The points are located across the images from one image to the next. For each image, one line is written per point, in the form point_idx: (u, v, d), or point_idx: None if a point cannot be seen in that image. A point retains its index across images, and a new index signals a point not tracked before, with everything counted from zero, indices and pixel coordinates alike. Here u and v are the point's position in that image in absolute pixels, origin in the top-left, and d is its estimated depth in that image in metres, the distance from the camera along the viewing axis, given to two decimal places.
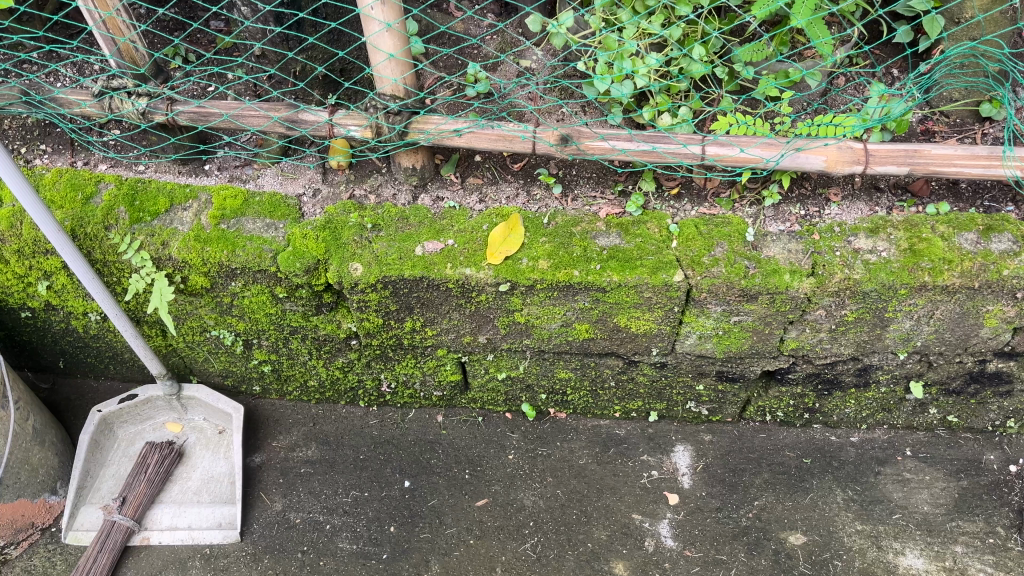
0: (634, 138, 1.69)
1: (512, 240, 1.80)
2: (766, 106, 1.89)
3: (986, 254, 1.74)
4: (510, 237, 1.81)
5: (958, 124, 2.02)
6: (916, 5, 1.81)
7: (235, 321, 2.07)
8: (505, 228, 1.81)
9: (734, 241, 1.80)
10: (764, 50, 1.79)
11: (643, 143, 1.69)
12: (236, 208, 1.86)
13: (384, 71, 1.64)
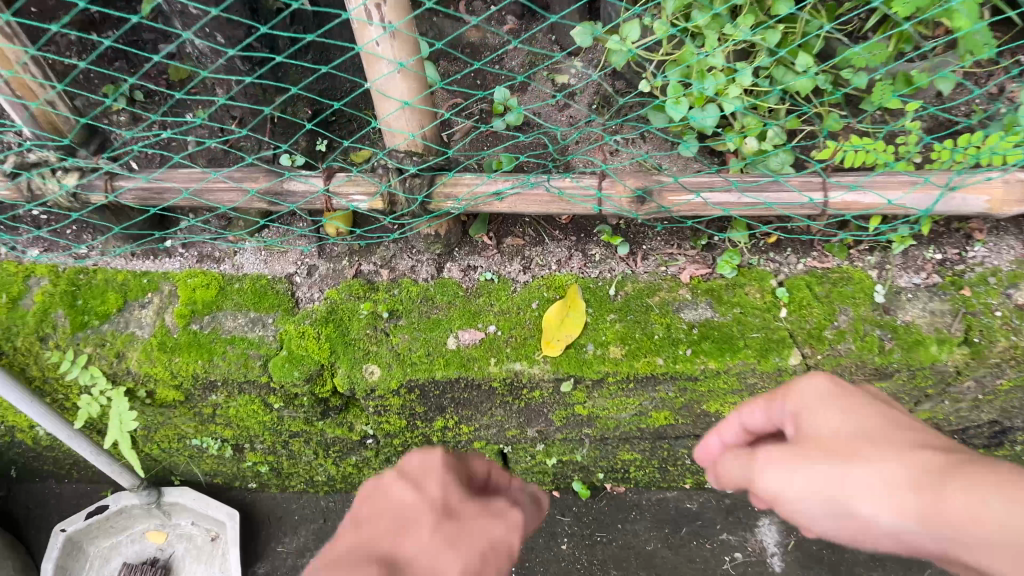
0: (737, 189, 1.27)
1: (573, 321, 1.39)
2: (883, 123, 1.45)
3: None
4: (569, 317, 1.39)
5: None
6: None
7: (219, 429, 1.64)
8: (562, 306, 1.40)
9: (860, 303, 1.40)
10: (884, 51, 1.37)
11: (749, 196, 1.28)
12: (209, 302, 1.43)
13: (396, 124, 1.22)
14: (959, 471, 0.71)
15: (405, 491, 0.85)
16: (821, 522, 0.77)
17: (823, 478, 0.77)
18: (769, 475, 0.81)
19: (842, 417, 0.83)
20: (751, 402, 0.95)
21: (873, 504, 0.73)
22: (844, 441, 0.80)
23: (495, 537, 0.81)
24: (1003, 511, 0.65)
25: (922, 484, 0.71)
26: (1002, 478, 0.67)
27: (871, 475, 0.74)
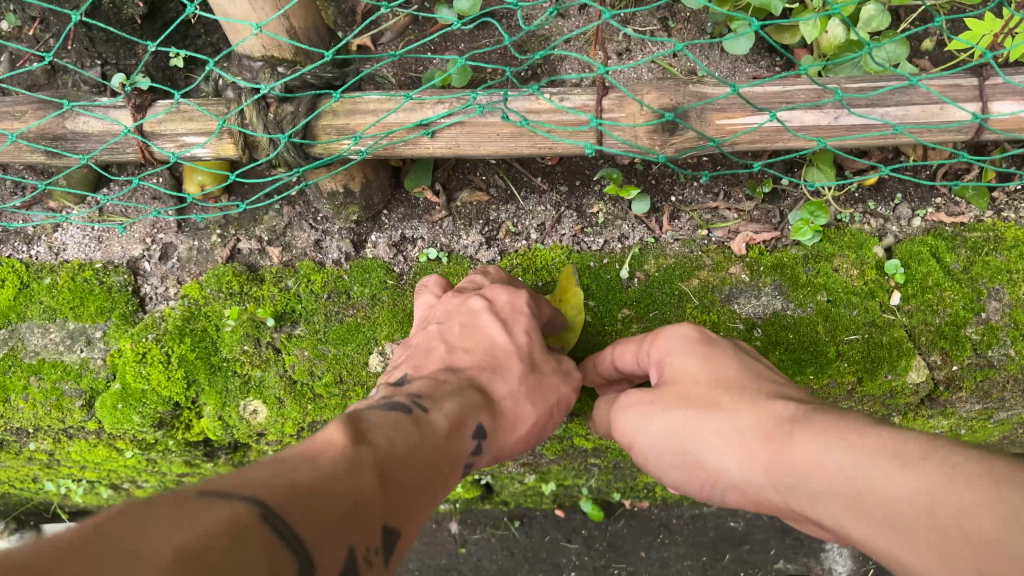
0: (834, 104, 0.74)
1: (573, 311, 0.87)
2: None
3: None
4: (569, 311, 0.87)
5: None
6: None
7: (74, 473, 1.16)
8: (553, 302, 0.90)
9: (1019, 281, 0.88)
10: None
11: (862, 114, 0.74)
12: (4, 310, 0.93)
13: (235, 9, 0.68)
14: (814, 418, 0.52)
15: (496, 331, 0.73)
16: (669, 475, 0.61)
17: (656, 423, 0.61)
18: (622, 409, 0.65)
19: (707, 362, 0.63)
20: (623, 343, 0.73)
21: (721, 455, 0.56)
22: (703, 384, 0.61)
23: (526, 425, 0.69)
24: (855, 467, 0.46)
25: (765, 440, 0.53)
26: (879, 448, 0.46)
27: (711, 430, 0.57)
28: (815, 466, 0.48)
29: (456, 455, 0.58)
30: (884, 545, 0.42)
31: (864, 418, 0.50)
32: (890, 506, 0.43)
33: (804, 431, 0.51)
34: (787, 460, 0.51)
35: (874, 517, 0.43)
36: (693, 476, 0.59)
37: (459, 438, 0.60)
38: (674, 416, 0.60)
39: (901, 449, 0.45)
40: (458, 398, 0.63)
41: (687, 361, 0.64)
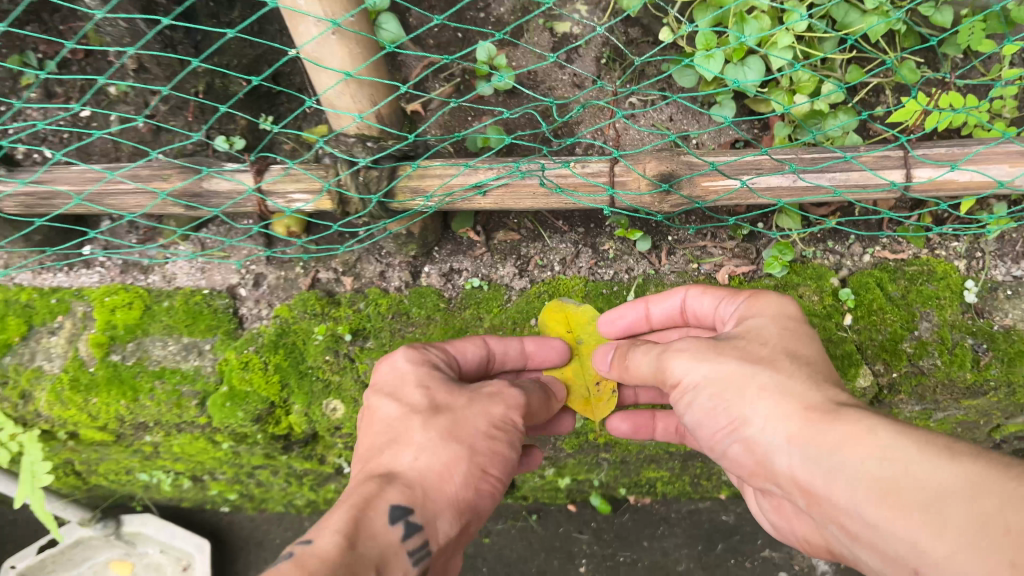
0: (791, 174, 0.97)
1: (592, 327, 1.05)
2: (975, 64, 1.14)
3: None
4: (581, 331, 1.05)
5: None
6: None
7: (168, 463, 1.39)
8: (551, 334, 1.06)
9: (946, 306, 1.10)
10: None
11: (810, 178, 0.97)
12: (131, 327, 1.15)
13: (338, 102, 0.92)
14: (850, 408, 0.72)
15: (388, 408, 0.84)
16: (707, 420, 0.81)
17: (716, 375, 0.79)
18: (676, 360, 0.83)
19: (776, 334, 0.82)
20: (653, 295, 0.99)
21: (764, 418, 0.75)
22: (764, 347, 0.80)
23: (515, 446, 0.83)
24: (898, 454, 0.65)
25: (811, 414, 0.73)
26: (919, 442, 0.65)
27: (761, 390, 0.76)
28: (851, 447, 0.67)
29: (431, 524, 0.74)
30: (914, 520, 0.62)
31: (892, 416, 0.70)
32: (917, 488, 0.62)
33: (844, 416, 0.70)
34: (826, 435, 0.70)
35: (900, 495, 0.63)
36: (726, 421, 0.79)
37: (434, 508, 0.75)
38: (730, 373, 0.79)
39: (925, 445, 0.65)
40: (427, 462, 0.77)
41: (733, 303, 0.90)
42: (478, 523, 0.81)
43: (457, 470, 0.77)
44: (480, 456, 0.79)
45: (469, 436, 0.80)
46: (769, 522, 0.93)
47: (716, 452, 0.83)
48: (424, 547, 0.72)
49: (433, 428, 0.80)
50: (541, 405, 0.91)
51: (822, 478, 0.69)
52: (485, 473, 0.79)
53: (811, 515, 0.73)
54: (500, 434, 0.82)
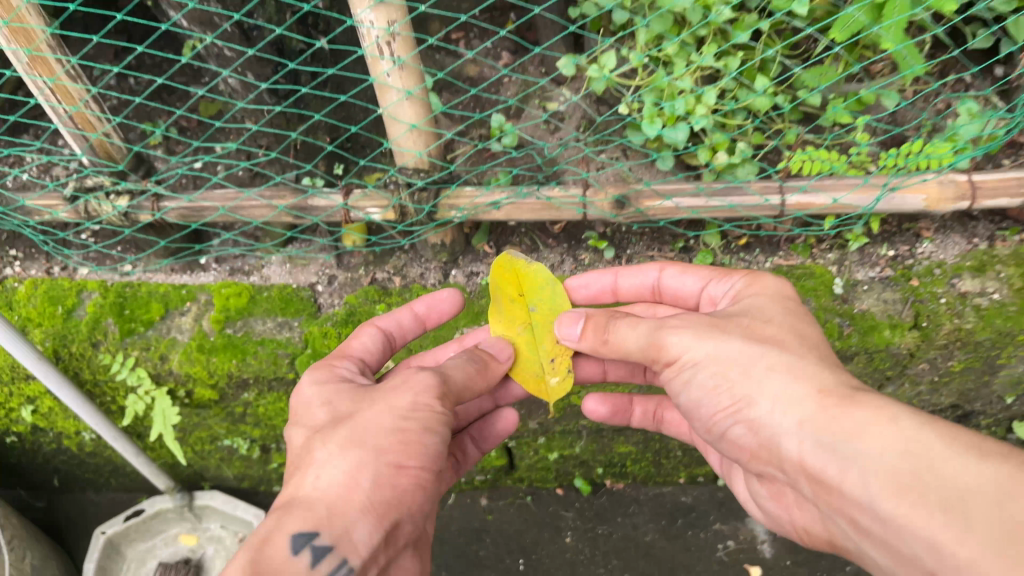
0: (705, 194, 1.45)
1: (542, 292, 1.25)
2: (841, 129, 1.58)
3: None
4: (534, 300, 1.25)
5: None
6: (1002, 7, 1.55)
7: (248, 429, 1.80)
8: (506, 301, 1.24)
9: (821, 295, 1.56)
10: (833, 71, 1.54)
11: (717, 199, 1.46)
12: (241, 309, 1.59)
13: (405, 144, 1.40)
14: (868, 402, 0.90)
15: (298, 441, 1.03)
16: (721, 395, 1.03)
17: (724, 358, 1.03)
18: (674, 334, 1.07)
19: (791, 327, 1.05)
20: (623, 268, 1.34)
21: (771, 403, 0.97)
22: (774, 330, 1.04)
23: (435, 432, 1.00)
24: (911, 447, 0.81)
25: (824, 398, 0.92)
26: (937, 437, 0.81)
27: (769, 369, 0.99)
28: (866, 437, 0.84)
29: (344, 539, 0.88)
30: (930, 514, 0.76)
31: (901, 405, 0.87)
32: (936, 476, 0.78)
33: (857, 403, 0.89)
34: (833, 422, 0.89)
35: (917, 481, 0.78)
36: (731, 401, 1.02)
37: (342, 524, 0.89)
38: (735, 356, 1.02)
39: (944, 438, 0.81)
40: (332, 478, 0.93)
41: (726, 283, 1.21)
42: (416, 515, 0.97)
43: (363, 476, 0.92)
44: (388, 453, 0.95)
45: (367, 441, 0.96)
46: (773, 510, 1.18)
47: (718, 427, 1.07)
48: (343, 558, 0.87)
49: (337, 445, 0.96)
50: (465, 383, 1.09)
51: (835, 464, 0.87)
52: (403, 467, 0.95)
53: (817, 502, 0.93)
54: (415, 417, 0.99)
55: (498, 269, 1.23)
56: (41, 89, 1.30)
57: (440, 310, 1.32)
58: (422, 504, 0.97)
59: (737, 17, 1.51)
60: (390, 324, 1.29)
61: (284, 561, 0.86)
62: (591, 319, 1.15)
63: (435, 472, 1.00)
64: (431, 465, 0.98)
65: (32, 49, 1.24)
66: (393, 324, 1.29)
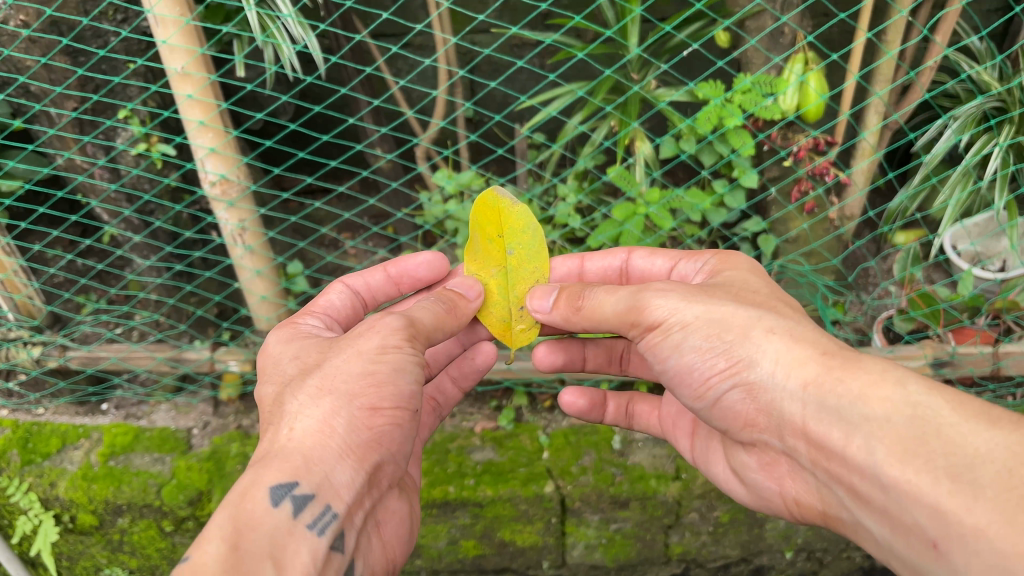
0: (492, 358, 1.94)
1: (523, 235, 1.17)
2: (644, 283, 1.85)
3: None
4: (513, 244, 1.17)
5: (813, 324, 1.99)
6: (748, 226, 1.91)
7: (126, 558, 1.96)
8: (484, 243, 1.17)
9: (601, 447, 1.85)
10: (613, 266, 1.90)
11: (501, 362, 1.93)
12: (125, 444, 1.89)
13: (259, 310, 1.79)
14: (861, 361, 0.87)
15: (267, 390, 1.01)
16: (704, 357, 0.98)
17: (717, 320, 0.97)
18: (659, 297, 1.01)
19: (772, 292, 1.06)
20: (589, 254, 1.36)
21: (772, 364, 0.92)
22: (761, 296, 1.03)
23: (408, 372, 0.97)
24: (931, 407, 0.79)
25: (826, 360, 0.89)
26: (954, 401, 0.78)
27: (768, 332, 0.94)
28: (871, 400, 0.82)
29: (324, 485, 0.87)
30: (924, 476, 0.74)
31: (905, 368, 0.85)
32: (943, 441, 0.75)
33: (861, 366, 0.86)
34: (837, 386, 0.85)
35: (922, 446, 0.76)
36: (727, 364, 0.96)
37: (321, 471, 0.88)
38: (729, 318, 0.97)
39: (954, 404, 0.78)
40: (305, 428, 0.91)
41: (697, 260, 1.21)
42: (396, 454, 0.97)
43: (336, 422, 0.91)
44: (361, 397, 0.93)
45: (336, 388, 0.93)
46: (759, 483, 1.07)
47: (709, 396, 1.01)
48: (326, 504, 0.87)
49: (309, 394, 0.94)
50: (435, 323, 1.06)
51: (839, 428, 0.84)
52: (377, 409, 0.93)
53: (815, 470, 0.91)
54: (385, 359, 0.96)
55: (480, 206, 1.14)
56: None
57: (406, 273, 1.29)
58: (400, 442, 0.96)
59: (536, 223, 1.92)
60: (360, 283, 1.27)
61: (266, 512, 0.84)
62: (566, 289, 1.12)
63: (411, 412, 0.98)
64: (404, 404, 0.96)
65: None
66: (361, 282, 1.27)
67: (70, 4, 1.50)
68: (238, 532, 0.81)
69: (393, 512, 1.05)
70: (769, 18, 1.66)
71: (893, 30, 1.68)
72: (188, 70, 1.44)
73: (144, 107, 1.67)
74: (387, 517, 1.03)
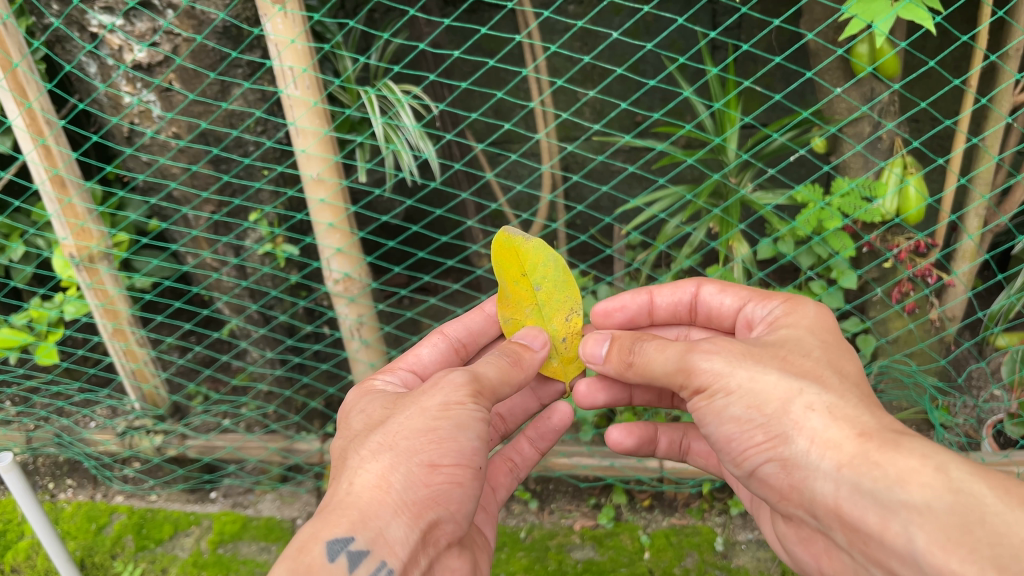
0: (595, 454, 1.90)
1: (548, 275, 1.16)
2: None
3: None
4: (538, 278, 1.16)
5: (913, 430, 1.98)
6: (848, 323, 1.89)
7: None
8: (514, 288, 1.14)
9: (704, 549, 1.78)
10: None
11: (603, 459, 1.89)
12: (234, 532, 1.91)
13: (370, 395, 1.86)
14: (903, 441, 0.83)
15: (337, 438, 1.03)
16: (735, 424, 0.94)
17: (757, 391, 0.92)
18: (704, 358, 0.97)
19: (825, 344, 0.99)
20: (658, 286, 1.26)
21: (808, 442, 0.87)
22: (815, 349, 0.98)
23: (471, 429, 0.93)
24: (971, 498, 0.75)
25: (863, 442, 0.84)
26: (1001, 491, 0.75)
27: (808, 407, 0.89)
28: (910, 484, 0.78)
29: (379, 541, 0.85)
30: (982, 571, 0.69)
31: (947, 454, 0.80)
32: (988, 530, 0.72)
33: (901, 449, 0.82)
34: (873, 469, 0.81)
35: (966, 535, 0.72)
36: (765, 437, 0.91)
37: (376, 526, 0.86)
38: (770, 390, 0.91)
39: (998, 492, 0.75)
40: (365, 482, 0.90)
41: (764, 305, 1.11)
42: (458, 515, 0.93)
43: (394, 478, 0.89)
44: (420, 454, 0.90)
45: (398, 443, 0.92)
46: (799, 556, 1.04)
47: (745, 466, 0.96)
48: (380, 561, 0.84)
49: (370, 450, 0.93)
50: (501, 380, 1.01)
51: (874, 511, 0.80)
52: (436, 466, 0.90)
53: (850, 551, 0.86)
54: (448, 415, 0.93)
55: (500, 249, 1.11)
56: (116, 350, 1.86)
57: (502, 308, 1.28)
58: (463, 502, 0.92)
59: None
60: (460, 328, 1.26)
61: (324, 567, 0.83)
62: (618, 340, 1.08)
63: (475, 469, 0.94)
64: (466, 463, 0.92)
65: (117, 322, 1.82)
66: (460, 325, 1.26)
67: (220, 118, 1.64)
68: None
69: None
70: (867, 124, 1.71)
71: (994, 136, 1.69)
72: (323, 176, 1.56)
73: (275, 211, 1.80)
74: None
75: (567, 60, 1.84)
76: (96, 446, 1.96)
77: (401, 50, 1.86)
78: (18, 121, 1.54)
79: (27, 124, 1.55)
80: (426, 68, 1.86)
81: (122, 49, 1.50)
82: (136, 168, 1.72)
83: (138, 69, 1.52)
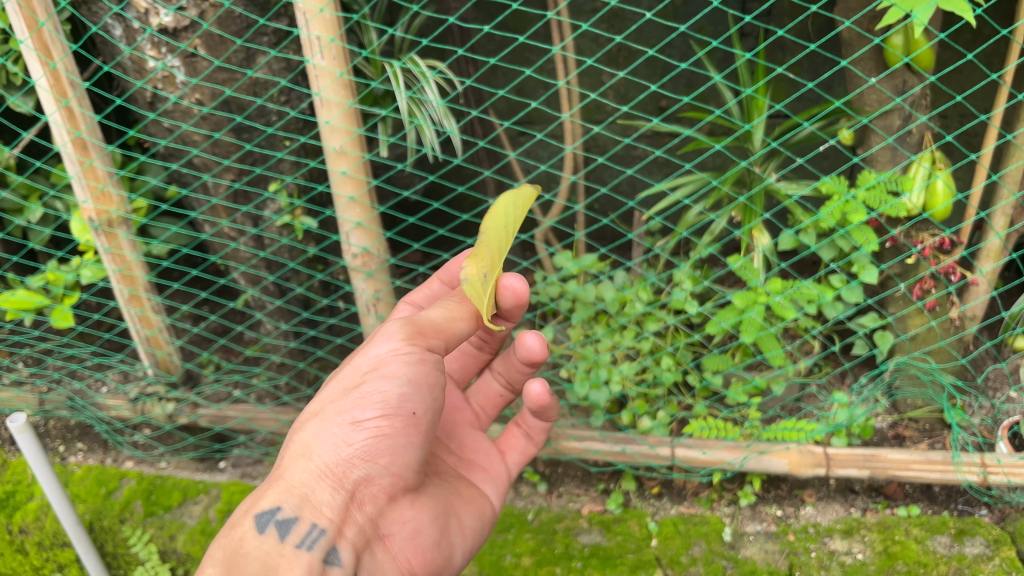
0: (606, 440, 1.87)
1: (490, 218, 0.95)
2: (750, 392, 1.88)
3: (961, 557, 1.61)
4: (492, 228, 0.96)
5: (927, 428, 1.95)
6: (868, 320, 1.88)
7: None
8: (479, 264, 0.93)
9: (712, 539, 1.74)
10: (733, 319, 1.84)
11: (614, 444, 1.85)
12: (242, 502, 1.88)
13: None
14: None
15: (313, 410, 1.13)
16: None
17: None
18: None
19: None
20: None
21: None
22: None
23: (394, 378, 0.96)
24: None
25: None
26: None
27: None
28: None
29: (306, 506, 0.94)
30: None
31: None
32: None
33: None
34: None
35: None
36: None
37: (300, 493, 0.94)
38: None
39: None
40: (297, 449, 0.97)
41: None
42: (393, 467, 0.98)
43: (319, 444, 0.96)
44: (344, 415, 0.96)
45: (328, 410, 0.99)
46: None
47: None
48: (307, 523, 0.93)
49: (308, 420, 1.01)
50: (449, 320, 1.03)
51: None
52: (359, 423, 0.95)
53: None
54: (370, 373, 0.97)
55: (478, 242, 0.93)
56: (131, 316, 1.86)
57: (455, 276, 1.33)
58: (393, 454, 0.97)
59: (656, 305, 1.98)
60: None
61: (254, 538, 0.92)
62: None
63: (409, 416, 0.97)
64: (392, 413, 0.95)
65: (133, 288, 1.81)
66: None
67: (244, 86, 1.62)
68: (228, 559, 0.90)
69: (422, 534, 1.06)
70: (898, 118, 1.68)
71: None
72: (346, 148, 1.55)
73: (295, 182, 1.80)
74: (403, 535, 1.04)
75: (595, 41, 1.82)
76: (109, 412, 1.95)
77: (428, 24, 1.84)
78: (42, 82, 1.53)
79: (51, 85, 1.54)
80: (453, 44, 1.84)
81: (148, 12, 1.49)
82: (158, 134, 1.71)
83: (164, 32, 1.51)
